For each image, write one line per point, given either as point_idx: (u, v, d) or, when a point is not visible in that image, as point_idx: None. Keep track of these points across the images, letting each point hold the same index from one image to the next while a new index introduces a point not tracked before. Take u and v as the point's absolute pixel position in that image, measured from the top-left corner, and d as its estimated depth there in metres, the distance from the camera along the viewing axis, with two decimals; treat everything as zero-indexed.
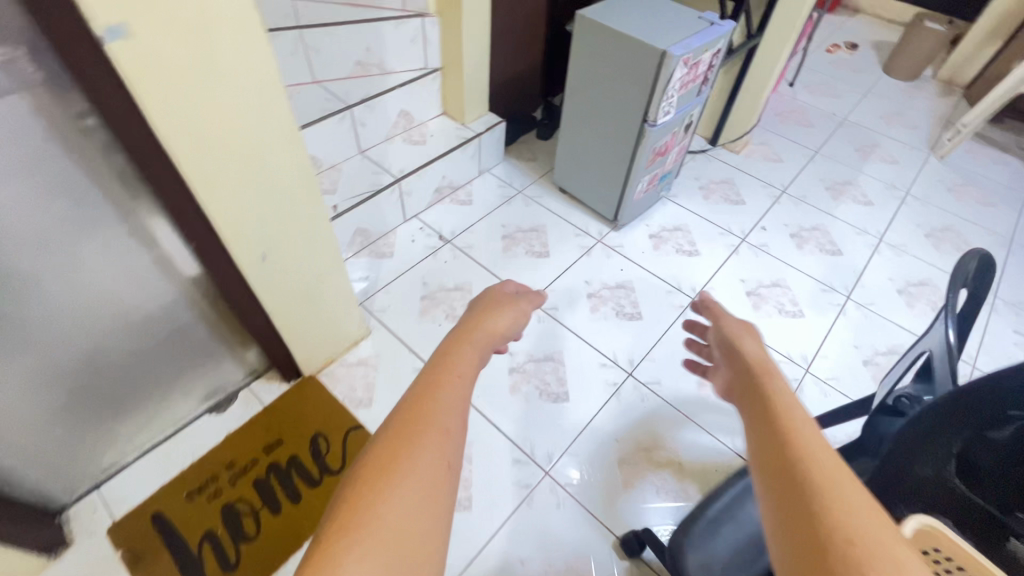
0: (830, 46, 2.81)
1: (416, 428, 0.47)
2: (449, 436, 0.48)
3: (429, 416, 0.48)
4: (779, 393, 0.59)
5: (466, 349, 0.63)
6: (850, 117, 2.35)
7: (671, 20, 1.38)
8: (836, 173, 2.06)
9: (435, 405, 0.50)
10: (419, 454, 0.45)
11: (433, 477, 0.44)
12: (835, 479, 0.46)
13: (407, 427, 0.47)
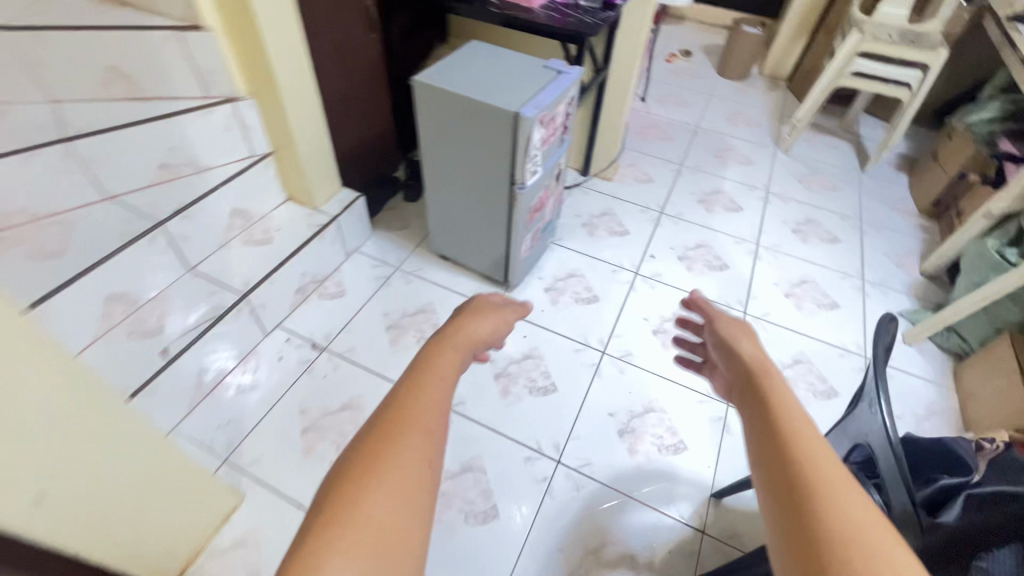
0: (668, 56, 2.95)
1: (398, 439, 0.49)
2: (428, 443, 0.50)
3: (416, 421, 0.51)
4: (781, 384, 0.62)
5: (450, 353, 0.65)
6: (702, 123, 2.45)
7: (516, 77, 1.28)
8: (703, 183, 2.12)
9: (421, 406, 0.53)
10: (398, 461, 0.47)
11: (415, 491, 0.47)
12: (829, 478, 0.47)
13: (389, 436, 0.49)
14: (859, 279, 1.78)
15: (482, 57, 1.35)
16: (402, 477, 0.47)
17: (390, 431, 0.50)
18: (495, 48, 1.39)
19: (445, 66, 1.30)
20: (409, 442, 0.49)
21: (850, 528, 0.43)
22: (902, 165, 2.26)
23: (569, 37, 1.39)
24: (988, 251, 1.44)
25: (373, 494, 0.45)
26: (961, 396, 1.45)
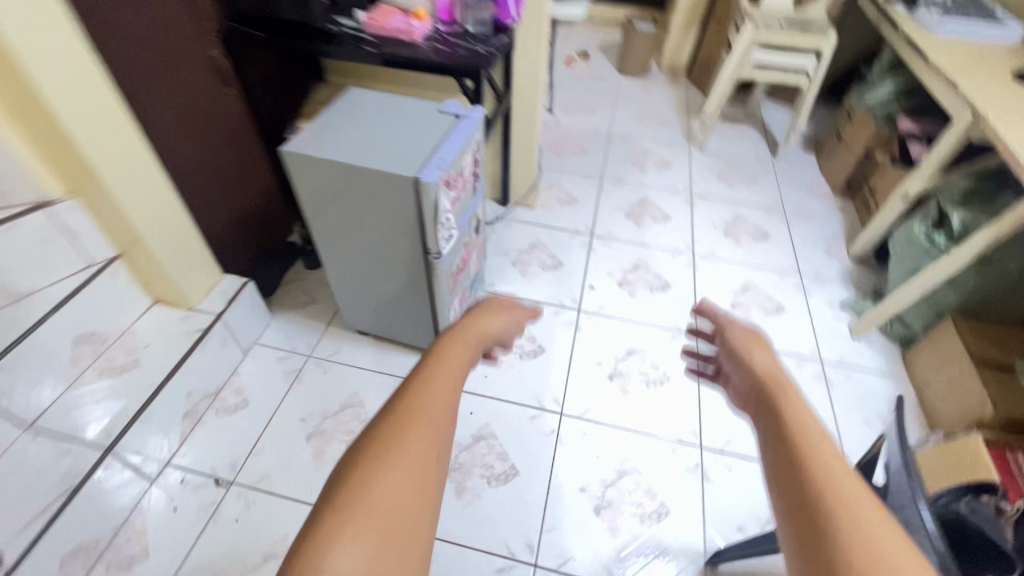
0: (567, 59, 2.85)
1: (408, 435, 0.57)
2: (432, 441, 0.58)
3: (425, 419, 0.59)
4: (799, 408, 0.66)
5: (448, 361, 0.72)
6: (614, 129, 2.36)
7: (410, 130, 1.07)
8: (628, 195, 2.02)
9: (429, 408, 0.61)
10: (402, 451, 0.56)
11: (420, 480, 0.55)
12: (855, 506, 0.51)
13: (402, 434, 0.57)
14: (796, 275, 1.75)
15: (364, 107, 1.13)
16: (412, 467, 0.55)
17: (400, 431, 0.57)
18: (379, 94, 1.17)
19: (320, 126, 1.07)
20: (416, 436, 0.57)
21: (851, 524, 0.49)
22: (808, 147, 2.29)
23: (462, 72, 1.22)
24: (915, 238, 1.43)
25: (384, 478, 0.53)
26: (915, 385, 1.44)
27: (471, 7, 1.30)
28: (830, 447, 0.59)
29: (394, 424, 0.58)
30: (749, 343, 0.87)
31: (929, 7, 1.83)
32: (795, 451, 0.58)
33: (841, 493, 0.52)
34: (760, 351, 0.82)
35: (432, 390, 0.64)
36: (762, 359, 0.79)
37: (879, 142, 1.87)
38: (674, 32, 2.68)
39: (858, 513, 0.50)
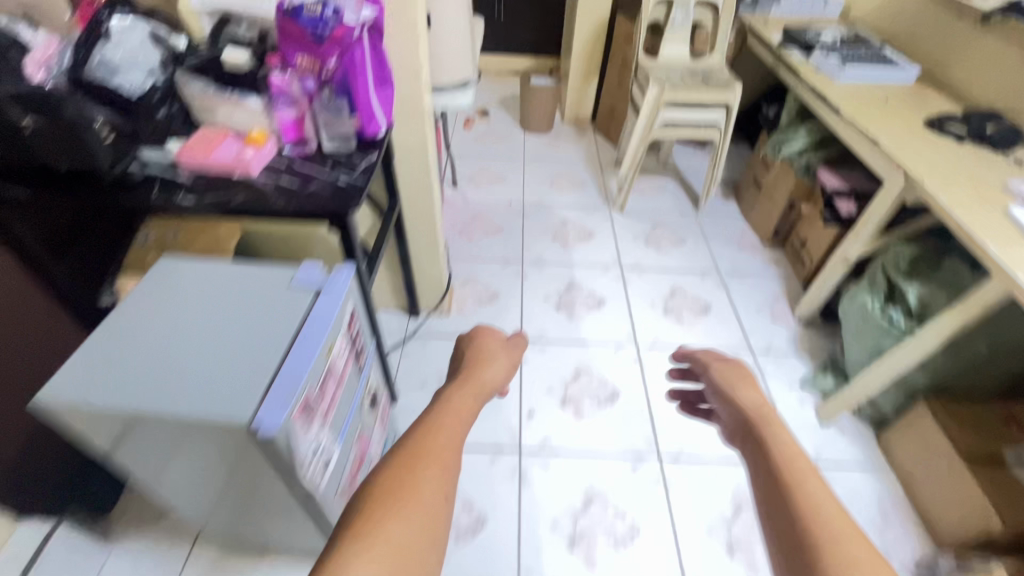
0: (464, 121, 2.61)
1: (412, 477, 0.61)
2: (439, 476, 0.62)
3: (432, 457, 0.63)
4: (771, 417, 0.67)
5: (458, 401, 0.74)
6: (526, 198, 2.14)
7: (251, 327, 0.76)
8: (554, 280, 1.79)
9: (437, 446, 0.65)
10: (409, 492, 0.59)
11: (423, 521, 0.58)
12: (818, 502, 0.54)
13: (410, 475, 0.61)
14: (748, 353, 1.59)
15: (182, 299, 0.80)
16: (413, 506, 0.59)
17: (400, 473, 0.61)
18: (207, 268, 0.85)
19: (107, 348, 0.72)
20: (418, 481, 0.60)
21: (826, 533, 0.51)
22: (728, 193, 2.20)
23: (316, 219, 0.92)
24: (871, 316, 1.29)
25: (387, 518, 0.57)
26: (899, 477, 1.29)
27: (325, 122, 1.00)
28: (800, 456, 0.59)
29: (399, 463, 0.62)
30: (740, 372, 0.76)
31: (827, 54, 1.77)
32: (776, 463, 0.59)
33: (820, 515, 0.53)
34: (750, 389, 0.72)
35: (437, 429, 0.67)
36: (747, 401, 0.69)
37: (802, 194, 1.79)
38: (573, 84, 2.53)
39: (845, 533, 0.51)
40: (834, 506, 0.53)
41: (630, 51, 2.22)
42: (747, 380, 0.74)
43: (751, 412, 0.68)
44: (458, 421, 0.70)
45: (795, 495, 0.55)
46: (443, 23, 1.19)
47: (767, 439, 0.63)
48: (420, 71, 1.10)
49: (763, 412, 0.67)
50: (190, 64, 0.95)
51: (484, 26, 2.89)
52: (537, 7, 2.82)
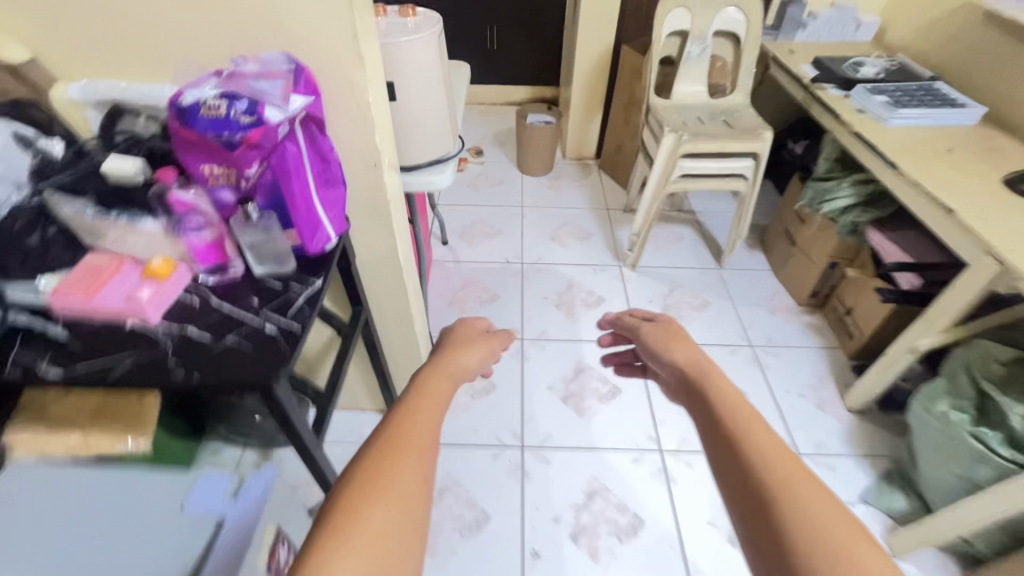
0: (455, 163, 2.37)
1: (390, 453, 0.52)
2: (418, 451, 0.54)
3: (412, 436, 0.54)
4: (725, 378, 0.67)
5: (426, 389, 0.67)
6: (526, 256, 1.89)
7: (117, 574, 0.64)
8: (559, 361, 1.54)
9: (416, 434, 0.54)
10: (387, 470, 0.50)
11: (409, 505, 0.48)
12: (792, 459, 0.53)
13: (389, 451, 0.52)
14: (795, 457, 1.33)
15: (37, 523, 0.66)
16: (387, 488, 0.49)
17: (378, 457, 0.51)
18: (88, 476, 0.71)
19: None
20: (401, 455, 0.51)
21: (781, 468, 0.51)
22: (753, 243, 1.95)
23: (232, 390, 0.66)
24: (959, 433, 1.03)
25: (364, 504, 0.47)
26: None
27: (250, 242, 0.75)
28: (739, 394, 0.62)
29: (368, 446, 0.53)
30: (672, 328, 0.82)
31: (871, 91, 1.52)
32: (718, 404, 0.62)
33: (788, 463, 0.52)
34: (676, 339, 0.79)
35: (404, 405, 0.59)
36: (681, 354, 0.74)
37: (845, 254, 1.53)
38: (575, 120, 2.29)
39: (807, 473, 0.51)
40: (779, 437, 0.55)
41: (639, 86, 1.97)
42: (677, 335, 0.80)
43: (688, 363, 0.72)
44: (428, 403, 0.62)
45: (748, 438, 0.55)
46: (412, 94, 0.95)
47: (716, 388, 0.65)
48: (381, 163, 0.85)
49: (698, 358, 0.72)
50: (64, 180, 0.72)
51: (476, 56, 2.66)
52: (532, 36, 2.59)
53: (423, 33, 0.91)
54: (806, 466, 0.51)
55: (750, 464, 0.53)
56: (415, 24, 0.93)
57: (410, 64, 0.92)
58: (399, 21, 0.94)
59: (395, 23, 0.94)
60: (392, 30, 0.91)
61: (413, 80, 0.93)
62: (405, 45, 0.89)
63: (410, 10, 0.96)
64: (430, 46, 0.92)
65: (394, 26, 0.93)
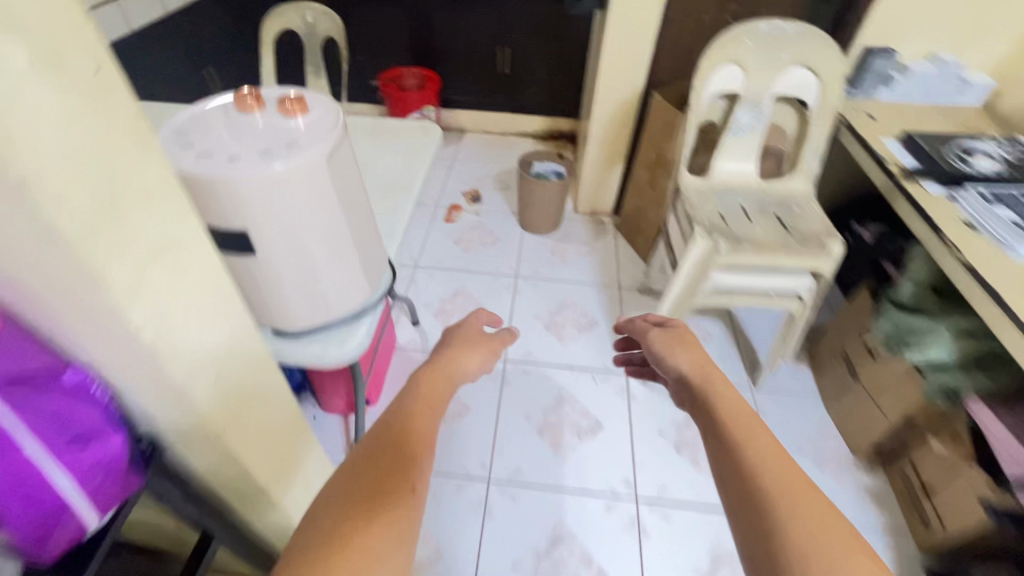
0: (447, 211, 2.02)
1: (390, 454, 0.55)
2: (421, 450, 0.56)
3: (420, 442, 0.57)
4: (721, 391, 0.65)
5: (435, 391, 0.67)
6: (511, 350, 1.54)
7: None
8: (531, 521, 1.19)
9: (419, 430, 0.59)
10: (384, 471, 0.53)
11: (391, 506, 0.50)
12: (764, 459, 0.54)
13: (393, 448, 0.55)
14: None
15: None
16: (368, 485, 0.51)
17: (375, 456, 0.54)
18: None
19: None
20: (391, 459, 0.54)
21: (766, 483, 0.52)
22: (799, 354, 1.55)
23: None
24: None
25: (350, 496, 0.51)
26: None
27: None
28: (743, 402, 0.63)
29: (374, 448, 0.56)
30: (682, 332, 0.80)
31: (987, 199, 1.13)
32: (716, 414, 0.61)
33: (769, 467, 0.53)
34: (677, 348, 0.76)
35: (423, 410, 0.63)
36: (683, 359, 0.73)
37: (928, 416, 1.13)
38: (590, 171, 1.90)
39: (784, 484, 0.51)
40: (769, 450, 0.55)
41: (668, 146, 1.58)
42: (682, 343, 0.77)
43: (690, 366, 0.72)
44: (433, 408, 0.64)
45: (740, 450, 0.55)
46: (288, 241, 0.60)
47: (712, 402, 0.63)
48: (195, 388, 0.51)
49: (699, 364, 0.72)
50: None
51: (484, 79, 2.29)
52: (549, 60, 2.19)
53: (304, 157, 0.56)
54: (796, 490, 0.51)
55: (736, 481, 0.53)
56: (299, 137, 0.58)
57: (272, 203, 0.57)
58: (277, 126, 0.60)
59: (267, 130, 0.59)
60: (255, 145, 0.57)
61: (288, 224, 0.59)
62: (268, 180, 0.54)
63: (299, 107, 0.61)
64: (317, 174, 0.58)
65: (264, 137, 0.58)
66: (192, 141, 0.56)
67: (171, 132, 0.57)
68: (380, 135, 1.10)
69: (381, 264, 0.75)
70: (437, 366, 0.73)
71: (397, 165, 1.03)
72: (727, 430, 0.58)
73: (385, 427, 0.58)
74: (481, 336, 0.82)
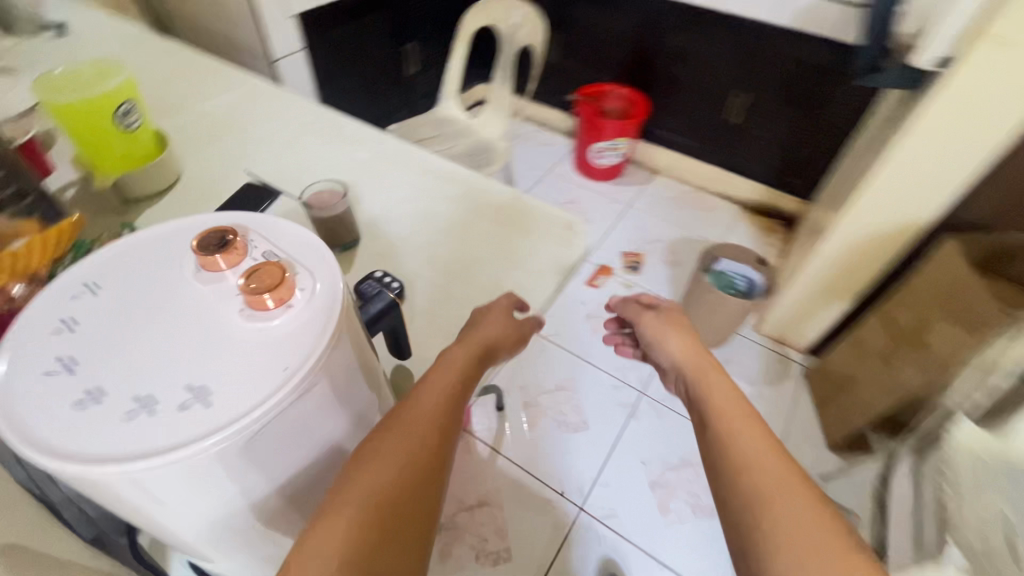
0: (593, 272, 1.67)
1: (415, 414, 0.50)
2: (447, 406, 0.52)
3: (422, 437, 0.48)
4: (718, 384, 0.59)
5: (466, 346, 0.59)
6: (591, 499, 1.18)
7: None
8: None
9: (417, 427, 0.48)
10: (416, 428, 0.48)
11: (424, 470, 0.46)
12: (756, 460, 0.48)
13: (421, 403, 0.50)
14: None
15: None
16: (405, 450, 0.46)
17: (397, 419, 0.48)
18: None
19: None
20: (424, 419, 0.49)
21: (756, 478, 0.47)
22: None
23: None
24: None
25: (382, 456, 0.45)
26: None
27: None
28: (730, 394, 0.57)
29: (397, 409, 0.50)
30: (689, 327, 0.73)
31: None
32: (710, 410, 0.56)
33: (760, 469, 0.48)
34: (671, 336, 0.71)
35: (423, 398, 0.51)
36: (676, 344, 0.69)
37: None
38: (795, 295, 1.37)
39: (778, 485, 0.46)
40: (762, 443, 0.50)
41: (938, 326, 1.01)
42: (679, 328, 0.72)
43: (690, 362, 0.65)
44: (468, 365, 0.57)
45: (736, 459, 0.49)
46: (162, 516, 0.35)
47: (707, 392, 0.58)
48: None
49: (692, 353, 0.67)
50: None
51: (704, 121, 1.83)
52: (798, 121, 1.65)
53: (192, 437, 0.29)
54: (794, 497, 0.45)
55: (742, 499, 0.46)
56: (215, 377, 0.31)
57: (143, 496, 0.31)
58: (214, 327, 0.33)
59: (190, 331, 0.33)
60: (141, 368, 0.31)
61: (160, 508, 0.33)
62: (112, 475, 0.28)
63: (264, 299, 0.34)
64: (206, 464, 0.30)
65: (171, 350, 0.32)
66: (79, 316, 0.33)
67: (76, 281, 0.35)
68: (505, 222, 0.80)
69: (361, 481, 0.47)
70: (472, 349, 0.59)
71: (501, 282, 0.73)
72: (717, 420, 0.54)
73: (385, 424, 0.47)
74: (514, 319, 0.64)
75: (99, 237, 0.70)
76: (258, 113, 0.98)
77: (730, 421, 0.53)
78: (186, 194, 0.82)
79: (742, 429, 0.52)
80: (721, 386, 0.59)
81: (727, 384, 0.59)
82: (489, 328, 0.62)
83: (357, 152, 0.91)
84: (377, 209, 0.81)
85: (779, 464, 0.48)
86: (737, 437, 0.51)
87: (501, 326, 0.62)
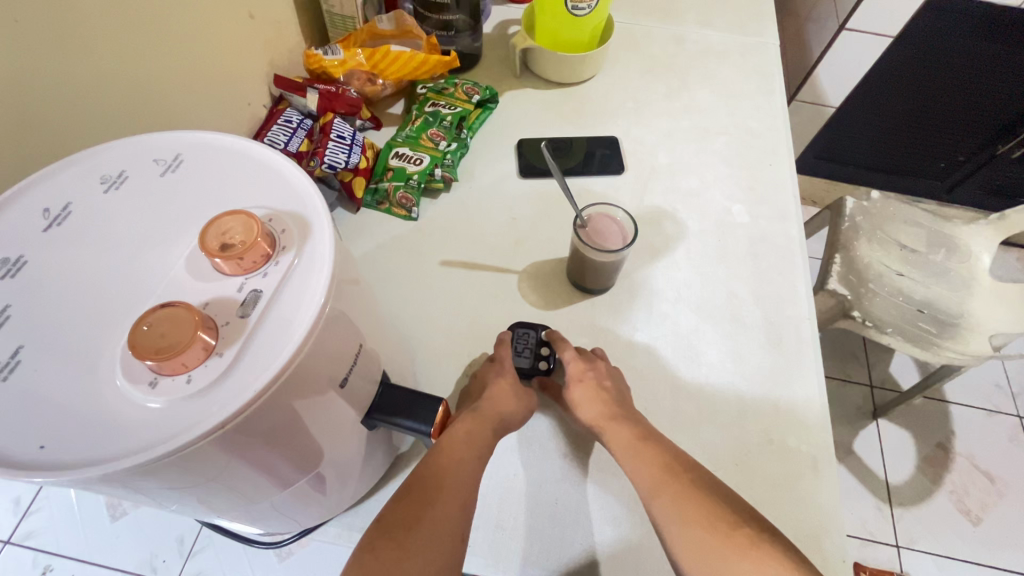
0: (886, 569, 1.02)
1: (455, 468, 0.40)
2: (471, 473, 0.41)
3: (456, 481, 0.39)
4: (650, 447, 0.44)
5: (480, 419, 0.44)
6: None
7: None
8: None
9: (449, 472, 0.40)
10: (459, 477, 0.40)
11: (456, 530, 0.37)
12: (707, 515, 0.39)
13: (451, 458, 0.40)
14: None
15: None
16: (454, 504, 0.38)
17: (425, 502, 0.37)
18: None
19: None
20: (457, 487, 0.39)
21: (714, 525, 0.38)
22: None
23: None
24: None
25: (426, 504, 0.37)
26: None
27: None
28: (655, 452, 0.43)
29: (419, 483, 0.39)
30: (605, 371, 0.50)
31: None
32: (652, 476, 0.42)
33: (708, 511, 0.39)
34: (585, 401, 0.47)
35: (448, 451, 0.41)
36: (588, 409, 0.47)
37: None
38: None
39: (725, 529, 0.38)
40: (697, 494, 0.40)
41: None
42: (593, 385, 0.48)
43: (611, 442, 0.45)
44: (489, 430, 0.44)
45: (688, 510, 0.39)
46: None
47: (640, 452, 0.43)
48: None
49: (605, 421, 0.46)
50: None
51: None
52: None
53: None
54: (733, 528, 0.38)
55: (700, 546, 0.37)
56: (36, 370, 0.24)
57: None
58: (119, 319, 0.26)
59: (108, 298, 0.26)
60: (56, 280, 0.26)
61: None
62: None
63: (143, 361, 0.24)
64: None
65: (86, 294, 0.26)
66: (129, 179, 0.29)
67: (179, 146, 0.31)
68: (747, 472, 0.49)
69: (278, 522, 0.40)
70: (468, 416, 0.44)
71: (638, 522, 0.47)
72: (661, 479, 0.41)
73: (411, 486, 0.39)
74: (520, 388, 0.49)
75: (459, 85, 0.67)
76: (715, 73, 0.75)
77: (675, 480, 0.41)
78: (566, 99, 0.72)
79: (675, 476, 0.41)
80: (658, 439, 0.45)
81: (662, 441, 0.44)
82: (490, 394, 0.47)
83: (734, 206, 0.64)
84: (658, 281, 0.59)
85: (714, 511, 0.39)
86: (685, 491, 0.40)
87: (512, 395, 0.47)
